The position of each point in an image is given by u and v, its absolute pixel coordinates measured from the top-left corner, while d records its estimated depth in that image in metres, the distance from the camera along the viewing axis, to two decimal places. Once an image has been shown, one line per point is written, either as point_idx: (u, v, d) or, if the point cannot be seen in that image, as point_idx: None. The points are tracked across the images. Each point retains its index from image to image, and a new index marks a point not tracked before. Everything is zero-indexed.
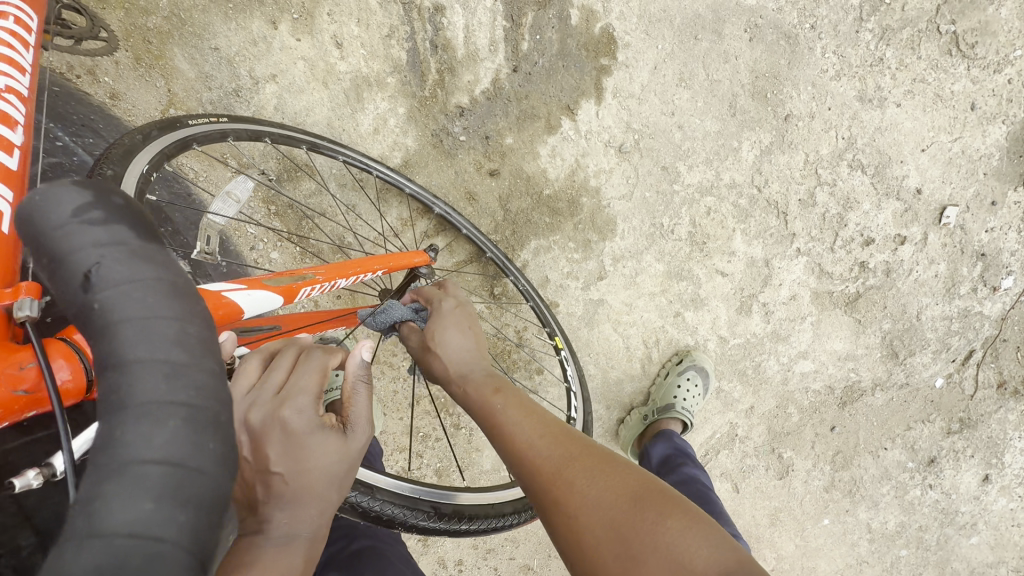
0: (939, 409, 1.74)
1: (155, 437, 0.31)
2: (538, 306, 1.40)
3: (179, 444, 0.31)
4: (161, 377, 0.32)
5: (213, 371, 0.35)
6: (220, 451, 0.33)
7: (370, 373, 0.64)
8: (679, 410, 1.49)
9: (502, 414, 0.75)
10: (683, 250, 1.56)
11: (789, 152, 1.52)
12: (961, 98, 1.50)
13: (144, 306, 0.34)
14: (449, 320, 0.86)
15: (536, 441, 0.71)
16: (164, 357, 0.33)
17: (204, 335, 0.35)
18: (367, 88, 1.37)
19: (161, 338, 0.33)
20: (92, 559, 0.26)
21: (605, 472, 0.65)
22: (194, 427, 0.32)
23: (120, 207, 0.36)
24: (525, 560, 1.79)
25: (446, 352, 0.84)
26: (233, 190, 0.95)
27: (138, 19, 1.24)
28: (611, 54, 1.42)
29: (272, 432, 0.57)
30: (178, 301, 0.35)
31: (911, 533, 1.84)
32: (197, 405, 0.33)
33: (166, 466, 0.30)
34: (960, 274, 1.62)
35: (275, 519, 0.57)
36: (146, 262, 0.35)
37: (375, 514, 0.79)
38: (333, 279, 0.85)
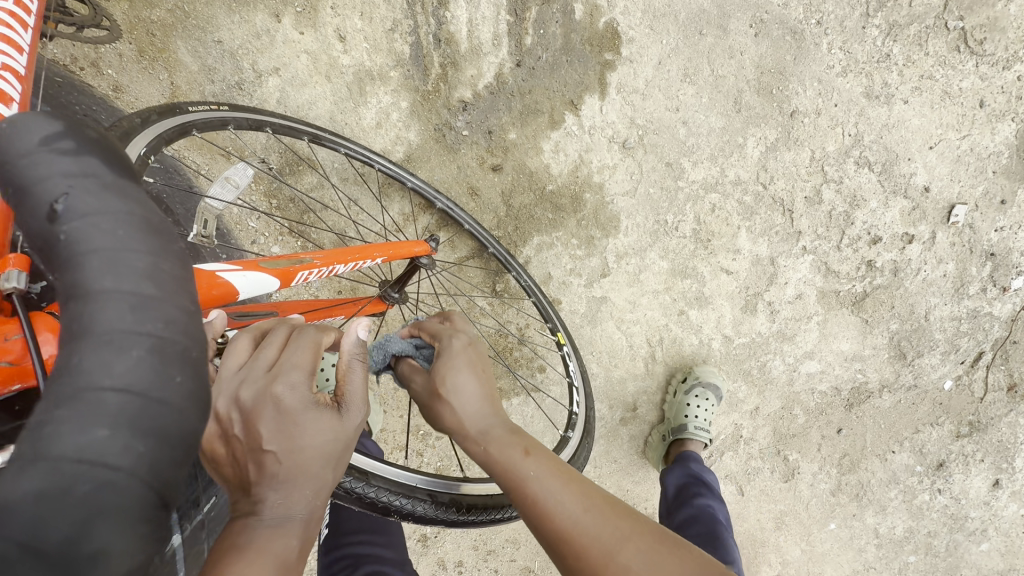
0: (948, 412, 1.71)
1: (116, 365, 0.29)
2: (539, 301, 1.39)
3: (141, 373, 0.30)
4: (127, 308, 0.30)
5: (185, 308, 0.33)
6: (187, 386, 0.32)
7: (363, 352, 0.64)
8: (694, 430, 1.48)
9: (537, 483, 0.67)
10: (687, 247, 1.54)
11: (796, 148, 1.51)
12: (970, 95, 1.49)
13: (114, 240, 0.32)
14: (461, 360, 0.74)
15: (576, 513, 0.64)
16: (134, 290, 0.31)
17: (178, 273, 0.34)
18: (370, 82, 1.36)
19: (131, 271, 0.31)
20: (37, 482, 0.26)
21: (650, 547, 0.62)
22: (160, 358, 0.31)
23: (92, 141, 0.35)
24: (526, 562, 1.76)
25: (460, 405, 0.72)
26: (232, 176, 0.95)
27: (142, 11, 1.24)
28: (615, 49, 1.42)
29: (263, 409, 0.56)
30: (152, 238, 0.33)
31: (920, 538, 1.80)
32: (165, 337, 0.31)
33: (125, 395, 0.29)
34: (969, 274, 1.60)
35: (269, 499, 0.55)
36: (119, 197, 0.33)
37: (370, 500, 0.78)
38: (330, 264, 0.83)
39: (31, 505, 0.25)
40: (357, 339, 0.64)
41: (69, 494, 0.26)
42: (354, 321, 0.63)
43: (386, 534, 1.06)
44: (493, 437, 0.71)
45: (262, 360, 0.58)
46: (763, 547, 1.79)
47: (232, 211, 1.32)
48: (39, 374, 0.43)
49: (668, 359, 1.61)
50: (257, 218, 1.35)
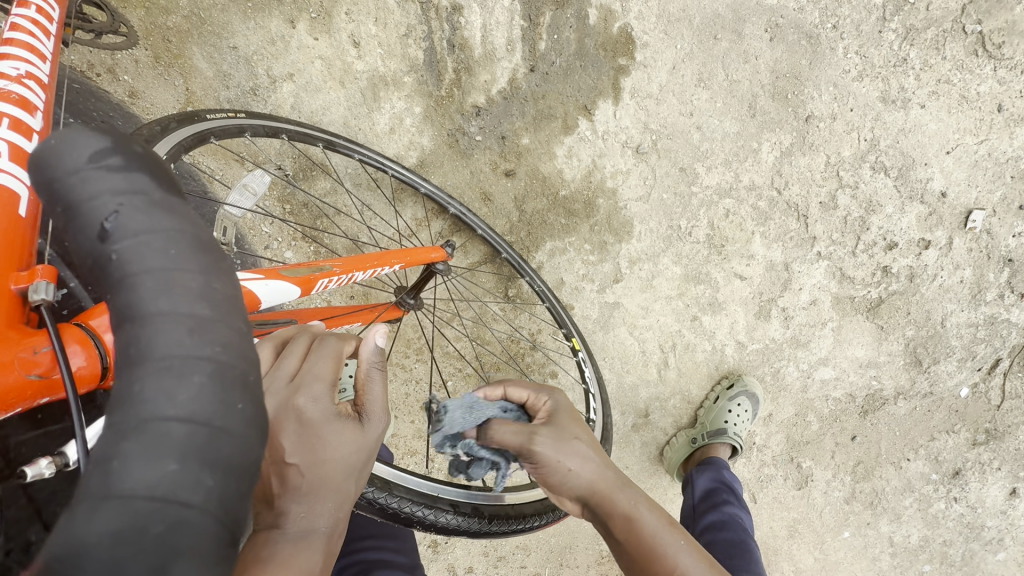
0: (965, 420, 1.69)
1: (179, 394, 0.30)
2: (553, 307, 1.38)
3: (205, 403, 0.30)
4: (185, 331, 0.31)
5: (240, 329, 0.33)
6: (249, 412, 0.32)
7: (383, 361, 0.62)
8: (731, 436, 1.51)
9: (656, 534, 0.70)
10: (701, 252, 1.53)
11: (810, 153, 1.50)
12: (987, 100, 1.47)
13: (167, 260, 0.32)
14: (563, 416, 0.74)
15: (687, 555, 0.70)
16: (192, 312, 0.32)
17: (229, 292, 0.34)
18: (384, 88, 1.36)
19: (185, 291, 0.32)
20: (109, 522, 0.26)
21: (692, 549, 0.71)
22: (220, 383, 0.31)
23: (138, 155, 0.35)
24: (536, 568, 1.75)
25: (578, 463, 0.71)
26: (251, 184, 0.96)
27: (158, 18, 1.25)
28: (629, 54, 1.41)
29: (285, 421, 0.55)
30: (202, 256, 0.34)
31: (935, 547, 1.78)
32: (223, 361, 0.32)
33: (190, 425, 0.29)
34: (986, 280, 1.58)
35: (291, 512, 0.55)
36: (168, 214, 0.34)
37: (392, 511, 0.77)
38: (350, 271, 0.83)
39: (107, 547, 0.26)
40: (375, 345, 0.61)
41: (145, 533, 0.27)
42: (373, 328, 0.62)
43: (398, 541, 1.06)
44: (605, 488, 0.72)
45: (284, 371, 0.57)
46: (775, 555, 1.77)
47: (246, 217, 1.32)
48: (68, 389, 0.43)
49: (680, 365, 1.60)
50: (271, 224, 1.35)
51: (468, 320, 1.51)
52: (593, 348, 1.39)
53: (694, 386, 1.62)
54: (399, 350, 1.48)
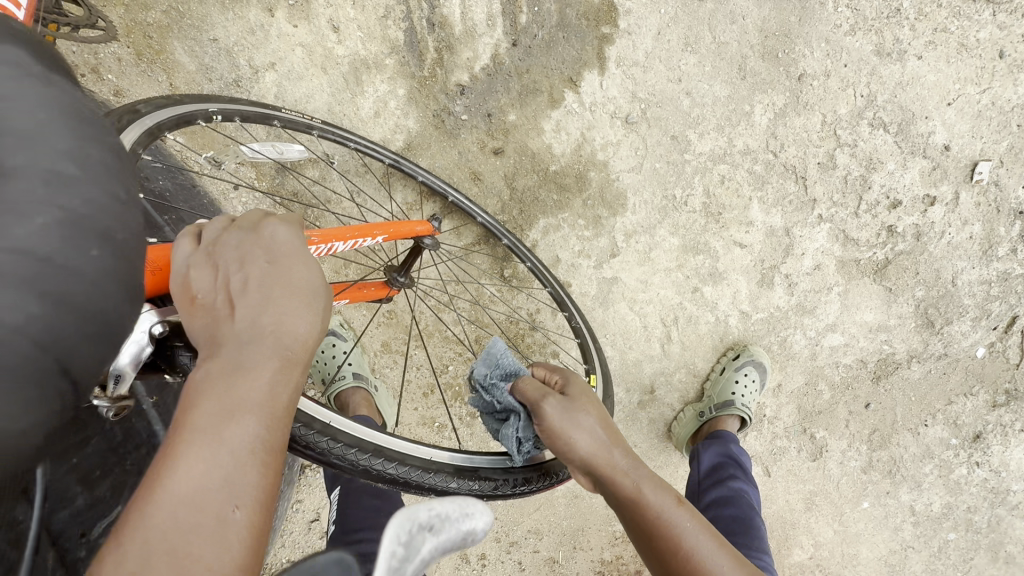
0: (983, 381, 1.64)
1: (17, 229, 0.30)
2: (584, 343, 1.35)
3: (47, 239, 0.31)
4: (41, 181, 0.32)
5: (113, 195, 0.36)
6: (104, 260, 0.34)
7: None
8: (739, 407, 1.49)
9: (662, 504, 0.77)
10: (698, 221, 1.50)
11: (806, 113, 1.46)
12: (988, 46, 1.42)
13: (31, 115, 0.33)
14: (586, 399, 0.85)
15: (693, 528, 0.76)
16: (60, 168, 0.33)
17: (104, 160, 0.36)
18: (366, 71, 1.36)
19: (50, 149, 0.33)
20: None
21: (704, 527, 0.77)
22: (70, 228, 0.32)
23: (13, 34, 0.37)
24: (550, 553, 1.73)
25: (586, 430, 0.81)
26: (278, 145, 1.19)
27: (138, 14, 1.25)
28: (612, 22, 1.38)
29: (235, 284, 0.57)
30: (74, 124, 0.36)
31: (959, 515, 1.73)
32: (84, 213, 0.33)
33: (22, 256, 0.30)
34: (997, 234, 1.53)
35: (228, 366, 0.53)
36: (45, 86, 0.36)
37: (368, 470, 0.78)
38: (329, 242, 0.82)
39: None
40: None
41: None
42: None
43: None
44: (617, 462, 0.80)
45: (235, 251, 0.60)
46: (793, 528, 1.74)
47: (237, 209, 1.34)
48: None
49: (683, 338, 1.58)
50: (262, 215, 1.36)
51: (464, 305, 1.49)
52: (611, 386, 1.29)
53: (700, 359, 1.59)
54: (396, 336, 1.48)
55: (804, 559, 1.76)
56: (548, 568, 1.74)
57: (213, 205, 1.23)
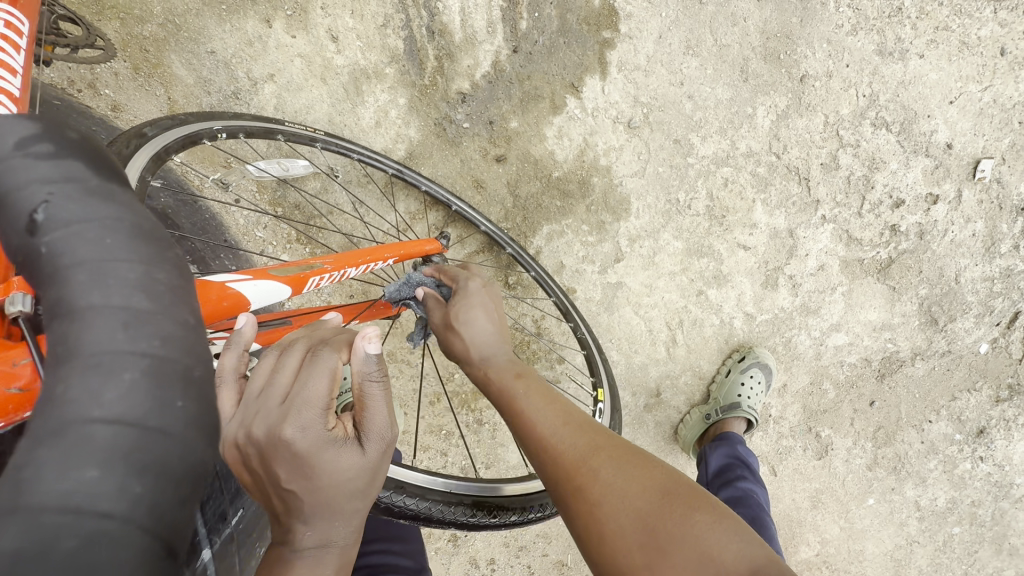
0: (985, 376, 1.64)
1: (104, 391, 0.28)
2: (590, 355, 1.34)
3: (134, 403, 0.28)
4: (119, 325, 0.30)
5: (184, 322, 0.33)
6: (191, 410, 0.31)
7: (382, 370, 0.54)
8: (746, 409, 1.48)
9: (521, 398, 0.73)
10: (702, 224, 1.50)
11: (808, 115, 1.46)
12: (989, 44, 1.42)
13: (101, 248, 0.32)
14: (475, 299, 0.87)
15: (557, 427, 0.69)
16: (132, 304, 0.31)
17: (173, 283, 0.34)
18: (366, 81, 1.35)
19: (121, 282, 0.31)
20: (8, 543, 0.23)
21: (633, 464, 0.63)
22: (153, 379, 0.30)
23: (71, 145, 0.35)
24: (559, 556, 1.74)
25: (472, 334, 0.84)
26: (283, 160, 1.22)
27: (134, 28, 1.24)
28: (613, 26, 1.38)
29: (276, 452, 0.50)
30: (142, 243, 0.34)
31: (963, 509, 1.74)
32: (163, 356, 0.31)
33: (116, 429, 0.27)
34: (999, 231, 1.52)
35: (300, 532, 0.53)
36: (106, 200, 0.34)
37: (389, 506, 0.80)
38: (341, 268, 0.86)
39: None
40: (368, 355, 0.53)
41: (53, 553, 0.23)
42: (364, 334, 0.54)
43: (405, 544, 1.04)
44: (492, 362, 0.82)
45: (274, 393, 0.52)
46: (800, 526, 1.75)
47: (239, 222, 1.32)
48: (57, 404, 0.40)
49: (689, 341, 1.58)
50: (264, 228, 1.35)
51: None
52: (618, 398, 1.29)
53: (705, 362, 1.59)
54: (402, 345, 1.47)
55: (811, 556, 1.77)
56: (557, 571, 1.74)
57: (216, 219, 1.23)
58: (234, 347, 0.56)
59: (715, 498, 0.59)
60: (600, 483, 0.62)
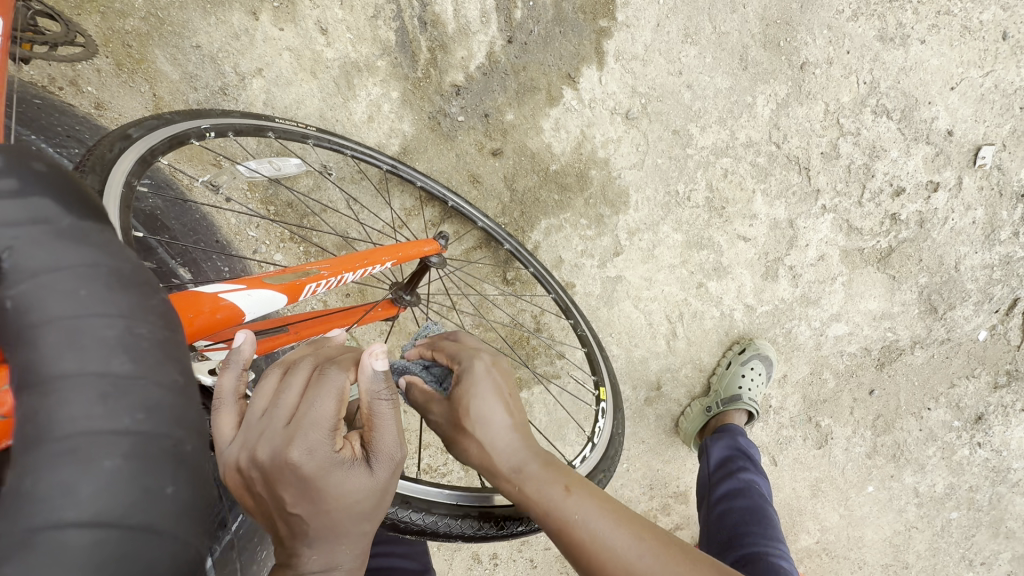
0: (984, 363, 1.63)
1: (83, 483, 0.28)
2: (591, 352, 1.33)
3: (115, 498, 0.29)
4: (96, 397, 0.31)
5: (172, 385, 0.34)
6: (181, 495, 0.31)
7: (391, 387, 0.53)
8: (746, 401, 1.47)
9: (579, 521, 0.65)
10: (701, 216, 1.48)
11: (808, 103, 1.44)
12: (991, 28, 1.39)
13: (77, 302, 0.33)
14: (485, 385, 0.70)
15: (592, 526, 0.65)
16: (114, 368, 0.32)
17: (156, 335, 0.35)
18: (357, 75, 1.31)
19: (98, 344, 0.32)
20: None
21: (658, 546, 0.64)
22: (135, 464, 0.30)
23: (38, 177, 0.35)
24: (561, 549, 1.74)
25: (498, 436, 0.69)
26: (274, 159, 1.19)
27: (115, 22, 1.20)
28: (610, 15, 1.35)
29: (282, 476, 0.48)
30: (122, 295, 0.34)
31: (961, 494, 1.74)
32: (143, 431, 0.31)
33: (93, 532, 0.28)
34: (999, 219, 1.51)
35: (304, 556, 0.50)
36: (81, 244, 0.35)
37: (395, 522, 0.79)
38: (339, 273, 0.84)
39: None
40: (376, 372, 0.53)
41: None
42: (373, 351, 0.53)
43: (408, 546, 1.03)
44: (525, 474, 0.68)
45: (280, 413, 0.50)
46: (800, 514, 1.76)
47: (230, 221, 1.30)
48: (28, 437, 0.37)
49: (689, 334, 1.56)
50: (256, 227, 1.33)
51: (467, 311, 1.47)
52: (621, 398, 1.28)
53: (705, 354, 1.58)
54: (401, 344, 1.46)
55: (810, 543, 1.78)
56: (559, 565, 1.75)
57: (207, 220, 1.19)
58: (233, 368, 0.55)
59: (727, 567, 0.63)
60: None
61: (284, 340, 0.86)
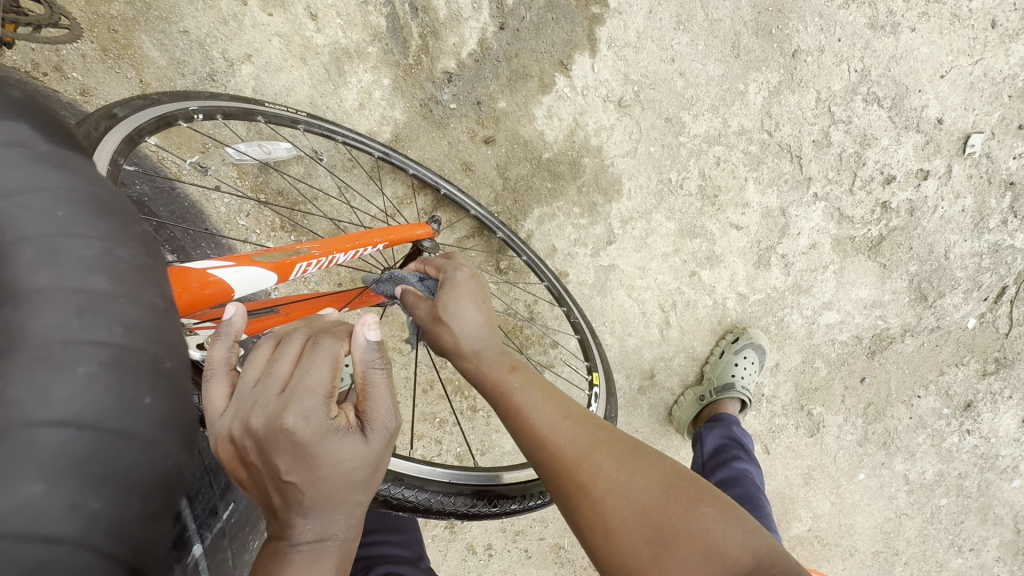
0: (973, 351, 1.65)
1: (58, 387, 0.29)
2: (584, 339, 1.33)
3: (91, 403, 0.29)
4: (72, 311, 0.31)
5: (152, 305, 0.34)
6: (157, 407, 0.32)
7: (385, 356, 0.54)
8: (739, 390, 1.48)
9: (523, 395, 0.70)
10: (694, 205, 1.48)
11: (800, 91, 1.44)
12: (980, 16, 1.40)
13: (54, 222, 0.33)
14: (463, 290, 0.83)
15: (558, 423, 0.67)
16: (92, 286, 0.32)
17: (136, 261, 0.35)
18: (348, 61, 1.30)
19: (76, 262, 0.32)
20: None
21: (635, 458, 0.63)
22: (110, 373, 0.31)
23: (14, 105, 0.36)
24: (555, 539, 1.74)
25: (469, 319, 0.80)
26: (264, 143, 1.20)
27: (100, 7, 1.18)
28: (602, 2, 1.34)
29: (276, 443, 0.48)
30: (99, 218, 0.35)
31: (951, 481, 1.76)
32: (123, 345, 0.32)
33: (69, 431, 0.28)
34: (988, 207, 1.52)
35: (298, 525, 0.50)
36: (59, 169, 0.35)
37: (387, 498, 0.79)
38: (330, 253, 0.83)
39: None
40: (369, 342, 0.53)
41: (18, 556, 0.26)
42: (365, 320, 0.52)
43: (402, 534, 1.02)
44: (483, 354, 0.78)
45: (274, 381, 0.49)
46: (792, 501, 1.77)
47: (220, 210, 1.28)
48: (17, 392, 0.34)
49: (682, 322, 1.57)
50: (247, 215, 1.32)
51: None
52: (614, 384, 1.28)
53: (699, 343, 1.58)
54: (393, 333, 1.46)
55: (802, 530, 1.80)
56: (554, 554, 1.75)
57: (196, 207, 1.17)
58: (223, 340, 0.54)
59: (719, 489, 0.60)
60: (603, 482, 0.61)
61: (275, 322, 0.85)
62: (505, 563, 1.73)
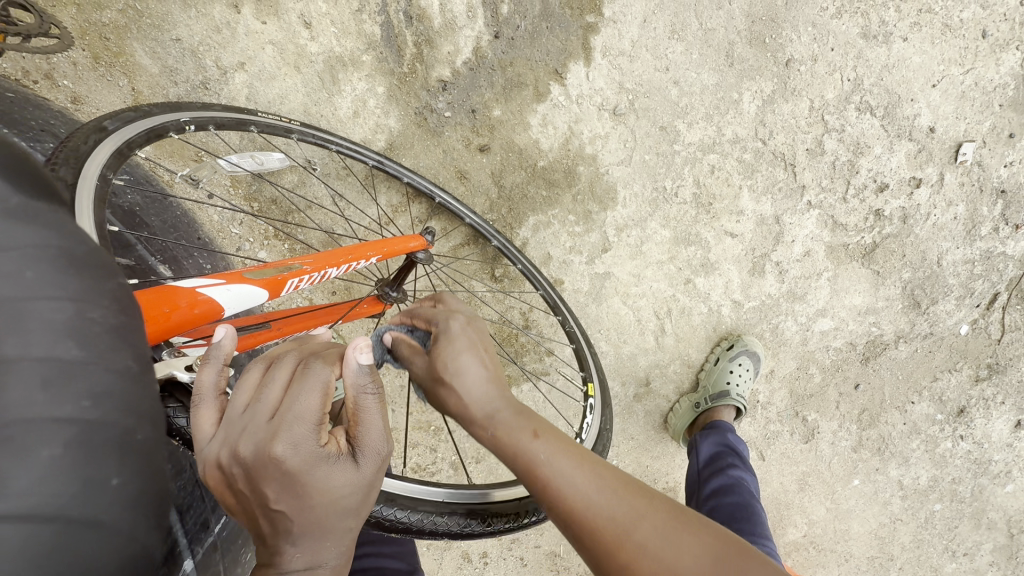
0: (966, 357, 1.66)
1: (21, 475, 0.27)
2: (579, 349, 1.32)
3: (55, 491, 0.28)
4: (39, 383, 0.30)
5: (124, 370, 0.34)
6: (127, 487, 0.32)
7: (377, 380, 0.53)
8: (734, 397, 1.47)
9: (548, 465, 0.61)
10: (689, 213, 1.48)
11: (793, 99, 1.45)
12: (971, 26, 1.41)
13: (26, 285, 0.32)
14: (461, 342, 0.69)
15: (593, 493, 0.60)
16: (63, 353, 0.31)
17: (109, 321, 0.34)
18: (342, 69, 1.30)
19: (47, 328, 0.31)
20: None
21: (681, 526, 0.57)
22: (77, 455, 0.30)
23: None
24: (551, 547, 1.73)
25: (480, 385, 0.66)
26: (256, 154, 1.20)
27: (92, 14, 1.17)
28: (597, 10, 1.34)
29: (265, 471, 0.47)
30: (71, 277, 0.34)
31: (944, 486, 1.77)
32: (93, 420, 0.31)
33: (30, 523, 0.27)
34: (980, 214, 1.53)
35: (287, 554, 0.49)
36: (30, 224, 0.34)
37: (380, 520, 0.77)
38: (322, 268, 0.83)
39: None
40: (360, 366, 0.52)
41: None
42: (357, 345, 0.53)
43: (395, 546, 1.02)
44: (501, 421, 0.65)
45: (263, 407, 0.49)
46: (788, 508, 1.78)
47: (213, 219, 1.28)
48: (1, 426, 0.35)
49: (677, 330, 1.57)
50: (240, 224, 1.31)
51: None
52: (609, 395, 1.27)
53: (694, 350, 1.58)
54: None
55: (798, 536, 1.79)
56: (550, 562, 1.74)
57: (188, 217, 1.15)
58: (212, 363, 0.54)
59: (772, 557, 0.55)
60: (649, 554, 0.56)
61: (266, 337, 0.84)
62: (501, 572, 1.72)
